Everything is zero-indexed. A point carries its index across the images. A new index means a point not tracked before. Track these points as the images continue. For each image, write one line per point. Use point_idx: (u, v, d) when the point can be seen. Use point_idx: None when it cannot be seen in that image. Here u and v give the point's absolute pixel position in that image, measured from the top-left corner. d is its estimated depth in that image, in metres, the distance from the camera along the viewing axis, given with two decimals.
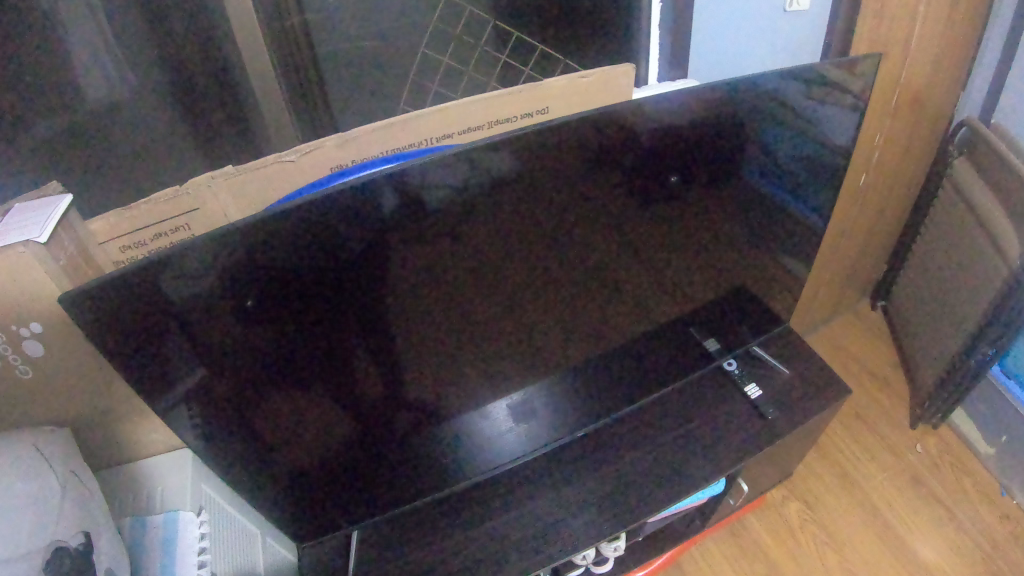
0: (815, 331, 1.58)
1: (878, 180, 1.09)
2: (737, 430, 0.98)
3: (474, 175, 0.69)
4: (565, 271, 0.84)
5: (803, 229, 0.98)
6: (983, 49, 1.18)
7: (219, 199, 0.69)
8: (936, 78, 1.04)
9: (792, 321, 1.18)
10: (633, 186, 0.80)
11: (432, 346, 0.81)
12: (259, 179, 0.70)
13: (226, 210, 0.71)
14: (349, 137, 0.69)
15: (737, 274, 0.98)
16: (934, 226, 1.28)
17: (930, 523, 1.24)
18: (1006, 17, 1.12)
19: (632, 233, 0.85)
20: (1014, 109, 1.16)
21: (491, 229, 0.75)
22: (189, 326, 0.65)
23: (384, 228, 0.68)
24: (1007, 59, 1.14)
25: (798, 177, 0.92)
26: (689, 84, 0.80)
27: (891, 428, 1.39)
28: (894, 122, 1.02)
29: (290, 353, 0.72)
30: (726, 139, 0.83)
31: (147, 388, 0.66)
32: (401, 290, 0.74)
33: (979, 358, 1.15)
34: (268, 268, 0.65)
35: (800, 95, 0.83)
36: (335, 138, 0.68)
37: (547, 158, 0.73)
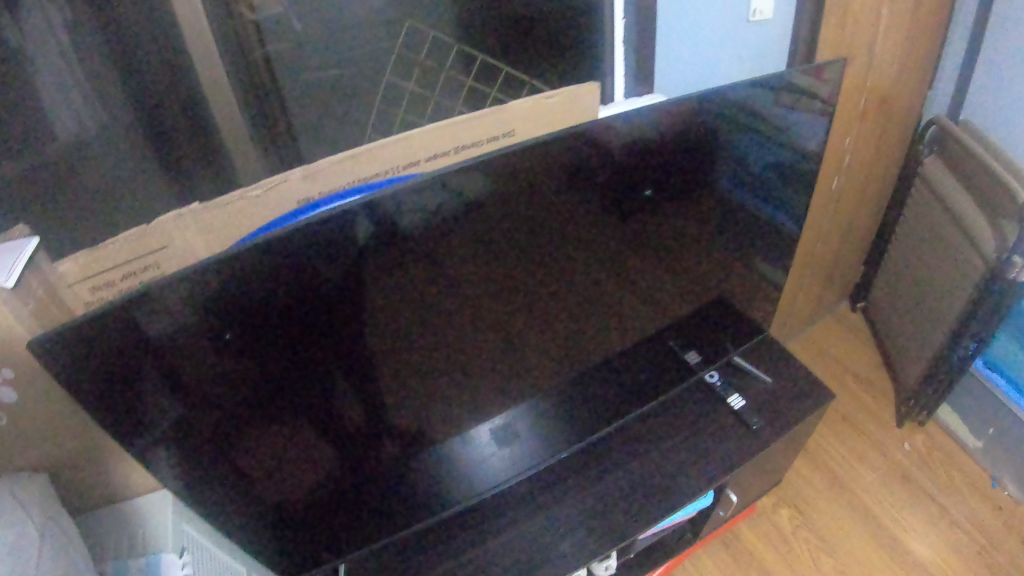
0: (797, 335, 1.58)
1: (851, 183, 1.09)
2: (722, 441, 0.97)
3: (445, 199, 0.69)
4: (544, 288, 0.83)
5: (779, 235, 0.98)
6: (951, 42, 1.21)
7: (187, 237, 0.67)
8: (903, 78, 1.05)
9: (771, 328, 1.18)
10: (606, 201, 0.80)
11: (413, 372, 0.80)
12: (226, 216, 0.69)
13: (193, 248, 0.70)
14: (314, 169, 0.68)
15: (716, 284, 0.97)
16: (909, 225, 1.29)
17: (922, 520, 1.24)
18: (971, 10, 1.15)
19: (609, 248, 0.84)
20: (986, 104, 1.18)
21: (465, 252, 0.74)
22: (163, 365, 0.63)
23: (357, 258, 0.67)
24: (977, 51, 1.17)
25: (771, 184, 0.92)
26: (655, 98, 0.80)
27: (878, 428, 1.39)
28: (863, 124, 1.02)
29: (268, 387, 0.71)
30: (698, 149, 0.83)
31: (121, 433, 0.64)
32: (377, 319, 0.73)
33: (962, 353, 1.15)
34: (241, 302, 0.64)
35: (769, 102, 0.83)
36: (299, 171, 0.68)
37: (520, 179, 0.72)
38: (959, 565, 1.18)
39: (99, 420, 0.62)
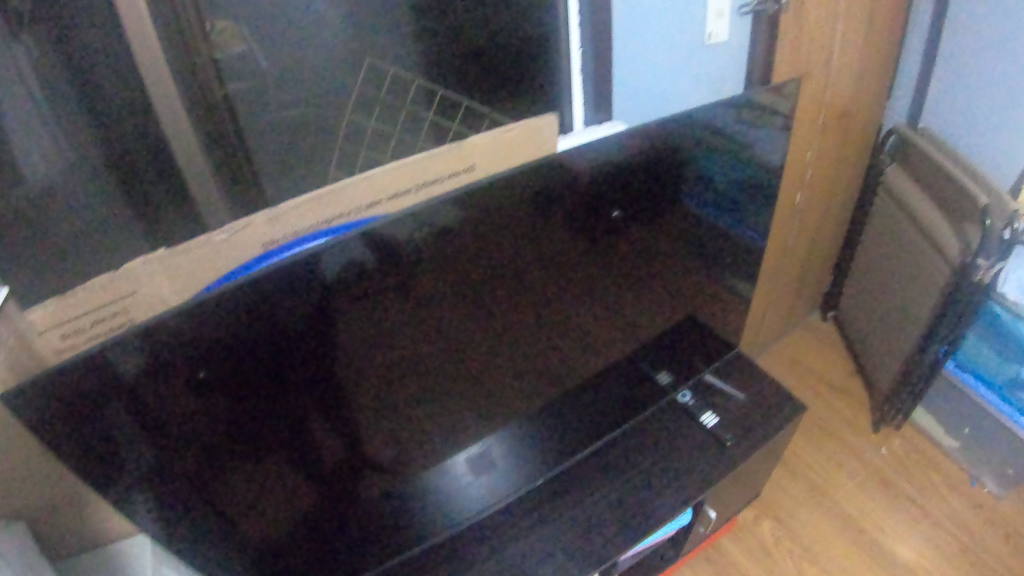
0: (770, 346, 1.60)
1: (815, 195, 1.10)
2: (698, 458, 0.99)
3: (414, 232, 0.69)
4: (516, 314, 0.84)
5: (746, 251, 1.00)
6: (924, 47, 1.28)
7: (157, 283, 0.67)
8: (862, 90, 1.07)
9: (740, 343, 1.20)
10: (574, 226, 0.81)
11: (389, 404, 0.80)
12: (193, 262, 0.68)
13: (163, 295, 0.69)
14: (278, 213, 0.69)
15: (687, 302, 0.99)
16: (874, 233, 1.31)
17: (903, 525, 1.26)
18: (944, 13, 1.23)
19: (579, 272, 0.85)
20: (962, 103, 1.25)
21: (435, 284, 0.75)
22: (138, 410, 0.63)
23: (330, 294, 0.68)
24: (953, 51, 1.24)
25: (737, 200, 0.94)
26: (617, 125, 0.81)
27: (855, 435, 1.41)
28: (823, 137, 1.04)
29: (244, 426, 0.71)
30: (662, 171, 0.84)
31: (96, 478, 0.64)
32: (352, 354, 0.73)
33: (932, 357, 1.17)
34: (213, 344, 0.64)
35: (730, 119, 0.85)
36: (264, 215, 0.68)
37: (487, 209, 0.73)
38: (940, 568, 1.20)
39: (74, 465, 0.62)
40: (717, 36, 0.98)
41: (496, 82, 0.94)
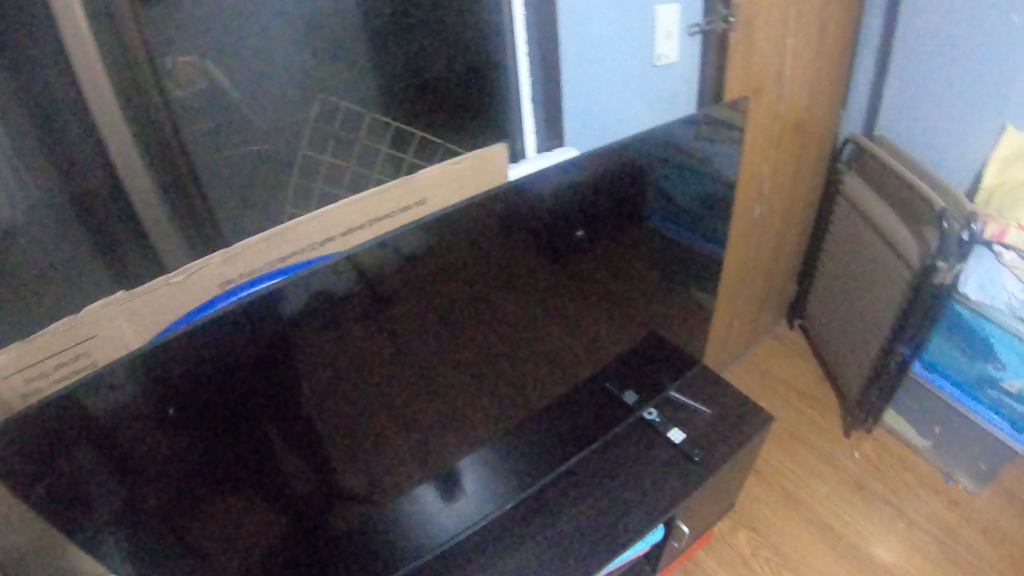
0: (739, 357, 1.62)
1: (773, 207, 1.12)
2: (667, 474, 0.99)
3: (380, 260, 0.69)
4: (485, 334, 0.84)
5: (707, 264, 1.01)
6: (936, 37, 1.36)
7: (117, 324, 0.65)
8: (816, 101, 1.10)
9: (705, 357, 1.21)
10: (538, 246, 0.81)
11: (361, 432, 0.80)
12: (151, 303, 0.66)
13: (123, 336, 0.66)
14: (232, 253, 0.69)
15: (650, 319, 1.00)
16: (835, 242, 1.33)
17: (878, 528, 1.28)
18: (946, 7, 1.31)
19: (545, 292, 0.86)
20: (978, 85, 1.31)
21: (402, 310, 0.74)
22: (108, 448, 0.60)
23: (299, 323, 0.67)
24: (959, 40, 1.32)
25: (698, 216, 0.95)
26: (567, 151, 0.84)
27: (827, 441, 1.43)
28: (780, 149, 1.06)
29: (218, 460, 0.69)
30: (624, 190, 0.85)
31: (64, 527, 0.61)
32: (323, 387, 0.73)
33: (899, 359, 1.18)
34: (184, 378, 0.62)
35: (688, 135, 0.87)
36: (219, 256, 0.68)
37: (453, 233, 0.73)
38: (916, 568, 1.21)
39: (41, 511, 0.59)
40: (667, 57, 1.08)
41: (452, 110, 0.94)
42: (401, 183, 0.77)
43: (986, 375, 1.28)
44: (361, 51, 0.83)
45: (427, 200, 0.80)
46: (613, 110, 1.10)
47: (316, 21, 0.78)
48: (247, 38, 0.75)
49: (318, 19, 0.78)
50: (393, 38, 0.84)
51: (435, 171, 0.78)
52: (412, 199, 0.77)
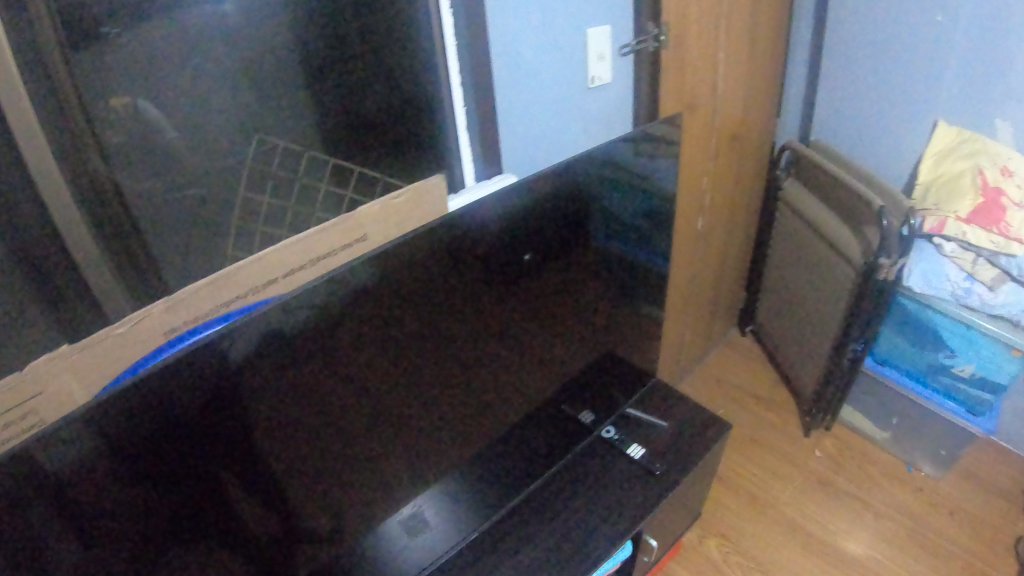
0: (695, 367, 1.65)
1: (715, 217, 1.16)
2: (631, 490, 1.01)
3: (334, 295, 0.68)
4: (442, 362, 0.83)
5: (653, 280, 1.03)
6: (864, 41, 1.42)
7: (65, 380, 0.61)
8: (750, 112, 1.13)
9: (658, 372, 1.23)
10: (489, 270, 0.82)
11: (322, 471, 0.78)
12: (96, 357, 0.63)
13: (71, 391, 0.63)
14: (176, 300, 0.67)
15: (602, 338, 1.02)
16: (780, 247, 1.37)
17: (847, 522, 1.30)
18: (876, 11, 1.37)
19: (498, 316, 0.86)
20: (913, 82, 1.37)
21: (359, 344, 0.73)
22: (69, 504, 0.57)
23: (256, 363, 0.65)
24: (889, 41, 1.38)
25: (644, 233, 0.97)
26: (502, 178, 0.87)
27: (788, 442, 1.46)
28: (717, 162, 1.10)
29: (184, 510, 0.66)
30: (569, 212, 0.86)
31: None
32: (284, 428, 0.71)
33: (850, 357, 1.20)
34: (145, 427, 0.59)
35: (630, 154, 0.89)
36: (163, 303, 0.66)
37: (405, 262, 0.73)
38: (889, 559, 1.24)
39: None
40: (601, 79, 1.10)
41: (389, 143, 0.95)
42: (342, 220, 0.77)
43: (936, 363, 1.32)
44: (300, 95, 0.82)
45: (367, 236, 0.81)
46: (544, 131, 1.12)
47: (258, 68, 0.77)
48: (186, 85, 0.73)
49: (256, 61, 0.78)
50: (332, 78, 0.84)
51: (374, 207, 0.80)
52: (352, 236, 0.78)
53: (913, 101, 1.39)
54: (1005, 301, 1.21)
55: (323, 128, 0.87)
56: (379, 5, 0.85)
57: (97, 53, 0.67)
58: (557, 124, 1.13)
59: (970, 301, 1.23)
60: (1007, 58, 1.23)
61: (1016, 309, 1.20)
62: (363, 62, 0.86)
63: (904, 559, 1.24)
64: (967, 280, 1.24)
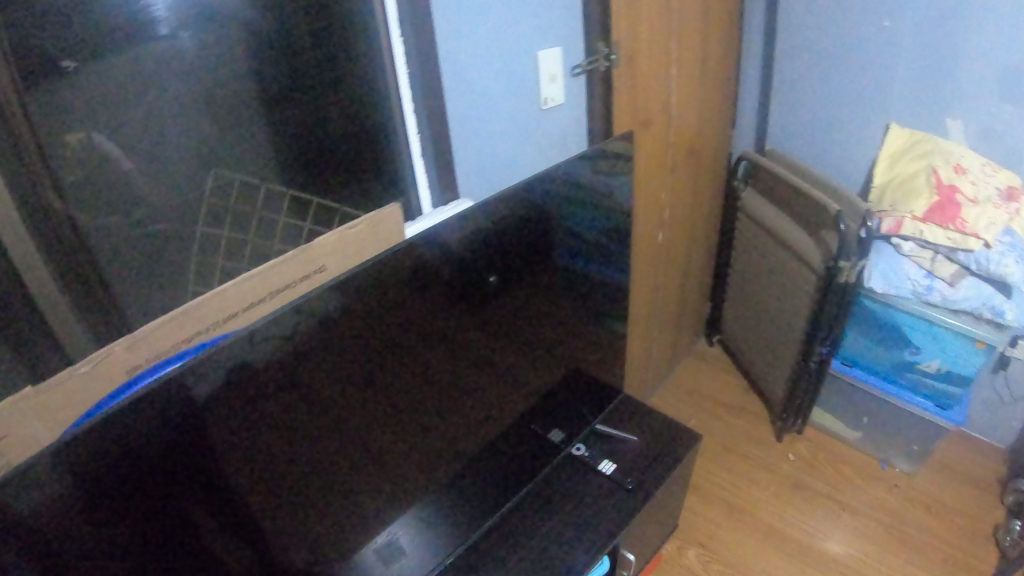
0: (666, 378, 1.66)
1: (675, 230, 1.18)
2: (605, 505, 1.01)
3: (300, 324, 0.67)
4: (410, 388, 0.83)
5: (616, 296, 1.05)
6: (812, 49, 1.46)
7: (29, 422, 0.60)
8: (703, 125, 1.16)
9: (626, 387, 1.24)
10: (453, 294, 0.82)
11: (296, 504, 0.77)
12: (60, 398, 0.62)
13: (34, 434, 0.62)
14: (138, 338, 0.67)
15: (568, 357, 1.03)
16: (742, 256, 1.39)
17: (825, 522, 1.31)
18: (824, 19, 1.41)
19: (464, 339, 0.86)
20: (866, 86, 1.41)
21: (328, 375, 0.73)
22: (44, 553, 0.55)
23: (227, 399, 0.64)
24: (841, 47, 1.41)
25: (606, 249, 0.98)
26: (458, 205, 0.89)
27: (760, 448, 1.47)
28: (673, 177, 1.13)
29: (162, 554, 0.64)
30: (532, 232, 0.87)
31: None
32: (258, 464, 0.70)
33: (817, 359, 1.22)
34: (117, 468, 0.57)
35: (589, 173, 0.90)
36: (124, 341, 0.66)
37: (370, 289, 0.73)
38: (871, 557, 1.25)
39: None
40: (554, 100, 1.14)
41: (348, 173, 0.95)
42: (301, 252, 0.77)
43: (902, 360, 1.35)
44: (258, 126, 0.83)
45: (325, 267, 0.81)
46: (501, 152, 1.14)
47: (212, 100, 0.77)
48: (142, 119, 0.73)
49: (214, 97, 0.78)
50: (285, 109, 0.84)
51: (331, 238, 0.80)
52: (311, 268, 0.79)
53: (866, 105, 1.43)
54: (967, 295, 1.23)
55: (279, 159, 0.87)
56: (335, 35, 0.86)
57: (52, 91, 0.65)
58: (514, 146, 1.15)
59: (930, 299, 1.25)
60: (954, 60, 1.28)
61: (976, 303, 1.23)
62: (315, 91, 0.87)
63: (886, 556, 1.25)
64: (927, 277, 1.25)
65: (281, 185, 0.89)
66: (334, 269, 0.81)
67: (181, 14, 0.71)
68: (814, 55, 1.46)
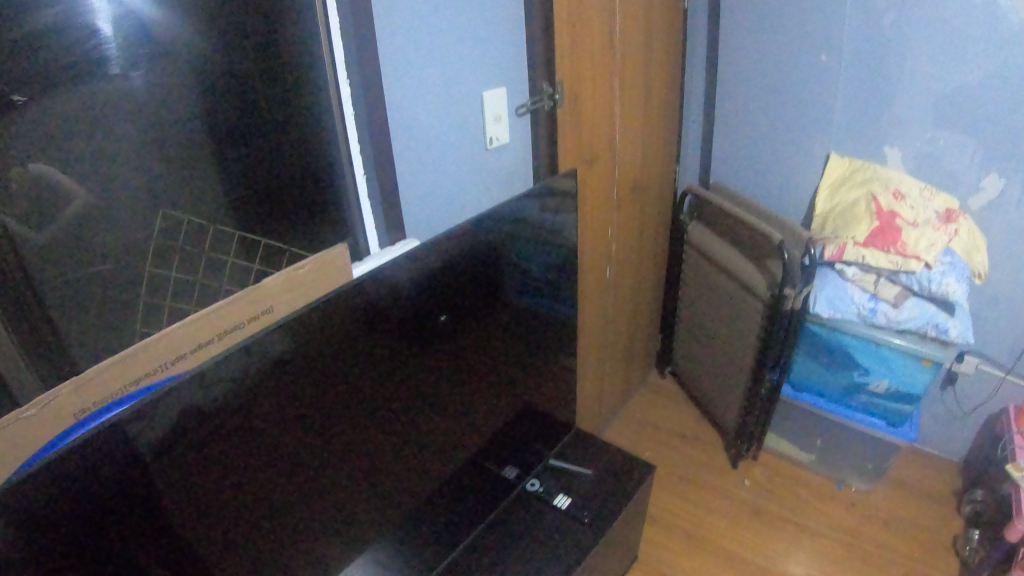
0: (620, 412, 1.68)
1: (623, 263, 1.20)
2: (562, 539, 1.02)
3: (251, 365, 0.67)
4: (365, 428, 0.83)
5: (566, 331, 1.06)
6: (750, 82, 1.51)
7: None
8: (647, 159, 1.20)
9: (580, 421, 1.25)
10: (406, 332, 0.82)
11: (248, 550, 0.75)
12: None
13: None
14: (84, 379, 0.65)
15: (521, 392, 1.04)
16: (690, 286, 1.42)
17: (785, 546, 1.33)
18: (761, 53, 1.47)
19: (417, 377, 0.87)
20: (803, 118, 1.46)
21: (280, 416, 0.72)
22: None
23: (178, 441, 0.63)
24: (778, 80, 1.47)
25: (555, 285, 1.00)
26: (406, 245, 0.90)
27: (718, 476, 1.49)
28: (619, 211, 1.15)
29: None
30: (482, 272, 0.88)
31: None
32: (209, 508, 0.69)
33: (767, 386, 1.24)
34: (65, 513, 0.56)
35: (536, 211, 0.92)
36: (70, 383, 0.64)
37: (322, 327, 0.73)
38: None
39: None
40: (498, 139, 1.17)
41: (298, 216, 0.95)
42: (250, 292, 0.77)
43: (851, 383, 1.38)
44: (207, 171, 0.80)
45: (274, 307, 0.81)
46: (448, 190, 1.15)
47: (166, 140, 0.74)
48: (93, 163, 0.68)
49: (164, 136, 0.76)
50: (235, 151, 0.82)
51: (280, 279, 0.80)
52: (259, 308, 0.79)
53: (803, 137, 1.48)
54: (911, 315, 1.27)
55: (229, 200, 0.84)
56: (284, 75, 0.86)
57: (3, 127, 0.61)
58: (459, 184, 1.16)
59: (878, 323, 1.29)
60: (889, 89, 1.34)
61: (921, 321, 1.27)
62: (264, 132, 0.85)
63: None
64: (871, 300, 1.29)
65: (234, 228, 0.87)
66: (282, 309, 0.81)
67: (132, 48, 0.68)
68: (761, 84, 1.50)
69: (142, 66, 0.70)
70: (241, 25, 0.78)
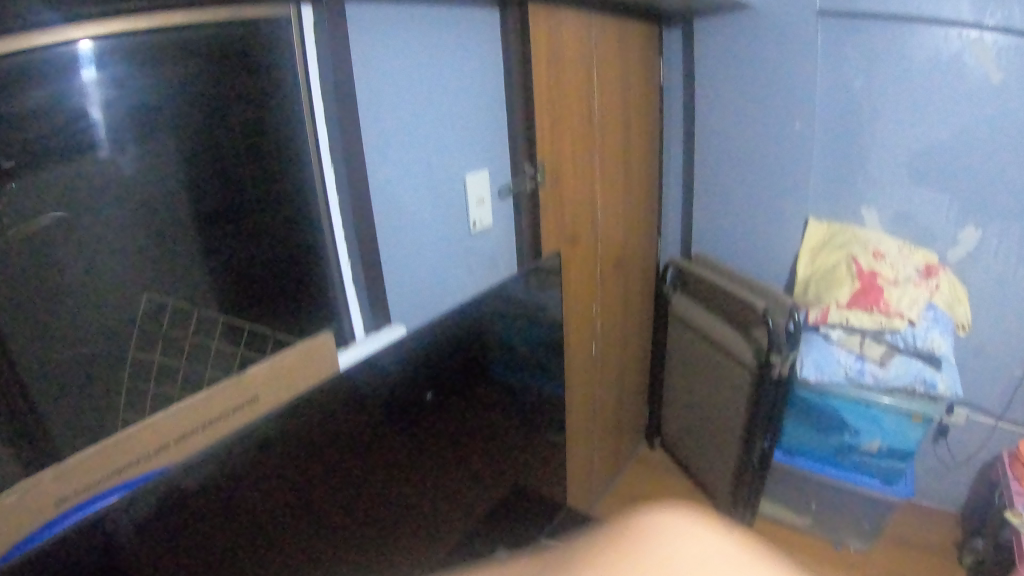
0: (612, 487, 1.65)
1: (609, 337, 1.21)
2: None
3: (237, 456, 0.62)
4: (355, 517, 0.79)
5: (554, 410, 1.07)
6: (726, 152, 1.55)
7: None
8: (628, 232, 1.22)
9: (572, 500, 1.24)
10: (394, 417, 0.81)
11: None
12: None
13: None
14: (63, 467, 0.63)
15: (506, 475, 1.03)
16: (675, 356, 1.43)
17: None
18: (734, 124, 1.51)
19: (406, 461, 0.84)
20: (780, 185, 1.50)
21: (268, 511, 0.67)
22: None
23: (160, 545, 0.57)
24: (755, 150, 1.50)
25: (542, 365, 1.01)
26: (394, 332, 0.91)
27: None
28: (604, 286, 1.17)
29: None
30: (471, 356, 0.89)
31: None
32: None
33: (760, 455, 1.24)
34: None
35: (522, 293, 0.93)
36: (49, 472, 0.62)
37: (310, 415, 0.70)
38: None
39: None
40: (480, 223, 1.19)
41: (290, 302, 0.93)
42: (235, 380, 0.77)
43: (843, 446, 1.38)
44: (195, 259, 0.79)
45: (259, 396, 0.80)
46: (431, 273, 1.15)
47: (153, 224, 0.73)
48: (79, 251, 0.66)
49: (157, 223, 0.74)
50: (223, 236, 0.81)
51: (266, 367, 0.80)
52: (243, 397, 0.78)
53: (780, 203, 1.52)
54: (897, 373, 1.27)
55: (213, 290, 0.82)
56: (273, 157, 0.86)
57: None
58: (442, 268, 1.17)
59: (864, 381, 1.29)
60: (866, 150, 1.40)
61: (908, 379, 1.27)
62: (253, 215, 0.85)
63: None
64: (858, 360, 1.30)
65: (223, 314, 0.84)
66: (266, 399, 0.81)
67: (123, 130, 0.68)
68: (739, 150, 1.53)
69: (131, 150, 0.69)
70: (229, 100, 0.78)
